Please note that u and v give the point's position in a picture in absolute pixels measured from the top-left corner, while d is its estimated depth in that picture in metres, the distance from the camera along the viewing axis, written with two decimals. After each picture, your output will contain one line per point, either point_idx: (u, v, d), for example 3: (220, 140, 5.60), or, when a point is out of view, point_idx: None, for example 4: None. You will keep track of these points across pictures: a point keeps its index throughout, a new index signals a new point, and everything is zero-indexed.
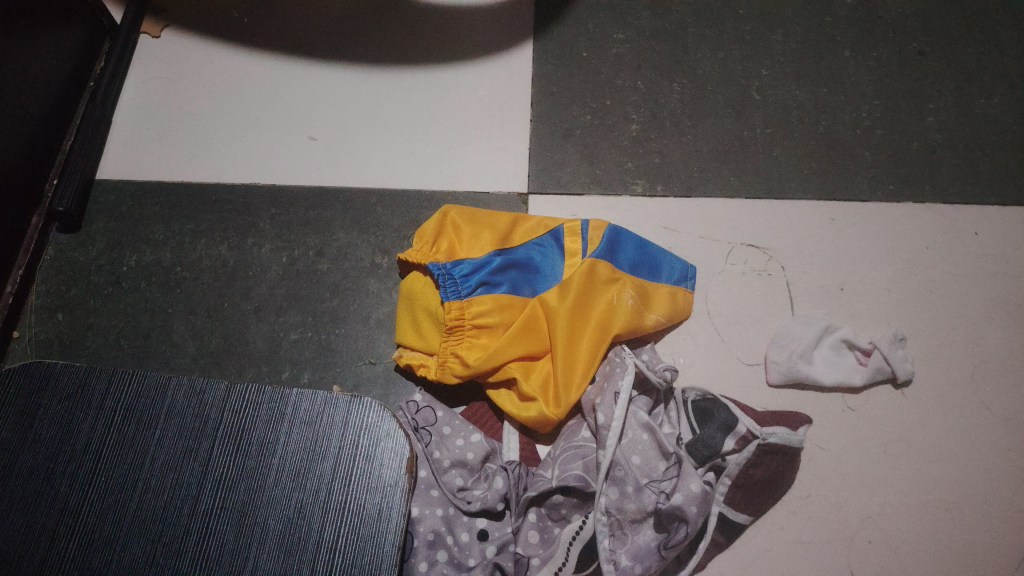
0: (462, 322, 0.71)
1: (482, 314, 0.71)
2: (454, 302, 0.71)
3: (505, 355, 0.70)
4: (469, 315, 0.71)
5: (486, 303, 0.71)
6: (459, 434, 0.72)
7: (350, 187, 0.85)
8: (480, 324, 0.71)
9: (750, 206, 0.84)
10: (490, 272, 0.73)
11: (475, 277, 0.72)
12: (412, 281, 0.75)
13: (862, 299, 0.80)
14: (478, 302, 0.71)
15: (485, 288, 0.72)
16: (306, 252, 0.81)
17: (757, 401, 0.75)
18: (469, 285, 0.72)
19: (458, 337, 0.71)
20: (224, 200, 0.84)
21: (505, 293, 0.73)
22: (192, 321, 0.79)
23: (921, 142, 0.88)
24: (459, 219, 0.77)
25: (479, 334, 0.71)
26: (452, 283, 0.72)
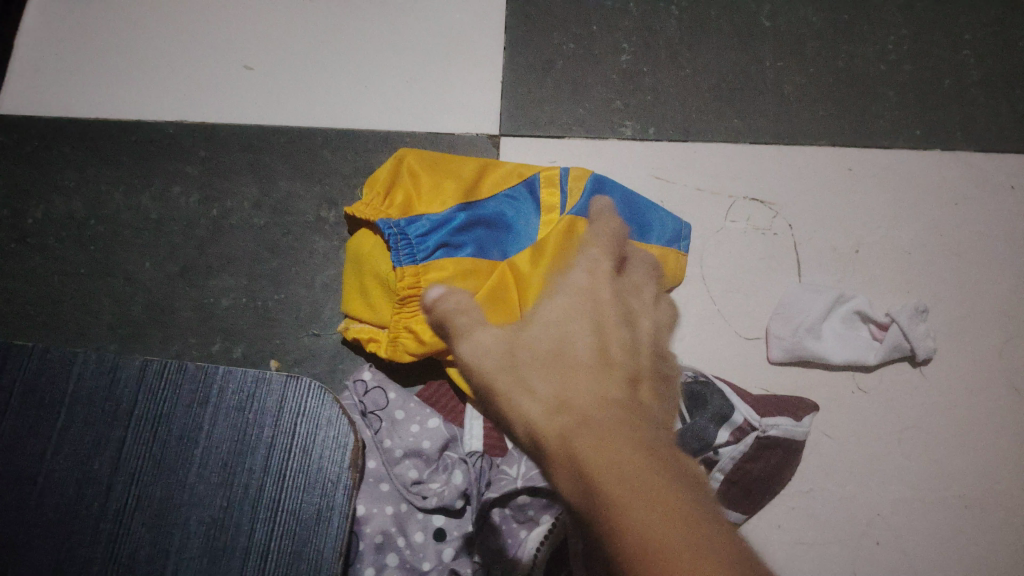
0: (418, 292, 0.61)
1: (441, 282, 0.61)
2: (408, 268, 0.61)
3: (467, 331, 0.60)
4: (426, 283, 0.61)
5: (445, 269, 0.61)
6: (414, 419, 0.63)
7: (292, 127, 0.73)
8: (439, 294, 0.61)
9: (755, 153, 0.73)
10: (450, 231, 0.63)
11: (434, 238, 0.62)
12: (361, 239, 0.65)
13: (880, 262, 0.70)
14: (436, 268, 0.61)
15: (445, 251, 0.62)
16: (241, 204, 0.70)
17: (755, 380, 0.66)
18: (425, 248, 0.62)
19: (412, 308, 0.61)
20: (146, 142, 0.73)
21: (469, 258, 0.62)
22: (109, 284, 0.68)
23: (954, 80, 0.76)
24: (416, 166, 0.66)
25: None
26: (406, 245, 0.61)
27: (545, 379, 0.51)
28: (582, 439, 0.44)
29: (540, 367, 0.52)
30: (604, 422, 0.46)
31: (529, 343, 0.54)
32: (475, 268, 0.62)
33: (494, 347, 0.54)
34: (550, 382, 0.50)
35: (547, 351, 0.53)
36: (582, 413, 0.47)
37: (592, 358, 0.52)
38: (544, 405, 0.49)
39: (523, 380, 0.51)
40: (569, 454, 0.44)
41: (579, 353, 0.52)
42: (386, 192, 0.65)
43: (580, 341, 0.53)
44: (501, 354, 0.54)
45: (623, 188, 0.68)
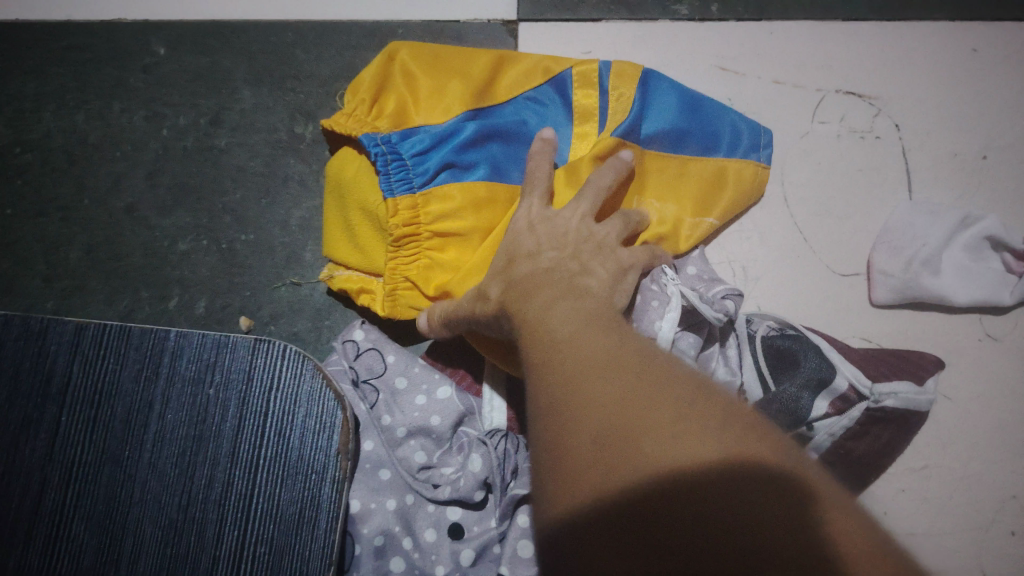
0: (417, 228, 0.47)
1: (445, 214, 0.47)
2: (403, 198, 0.46)
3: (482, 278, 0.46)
4: (427, 217, 0.47)
5: (449, 197, 0.47)
6: (420, 388, 0.51)
7: (256, 20, 0.58)
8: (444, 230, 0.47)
9: (849, 32, 0.57)
10: (457, 148, 0.48)
11: (435, 157, 0.48)
12: (342, 160, 0.50)
13: (1016, 171, 0.54)
14: (439, 196, 0.47)
15: (449, 174, 0.48)
16: (197, 121, 0.57)
17: (851, 329, 0.52)
18: (425, 171, 0.47)
19: (410, 250, 0.47)
20: (77, 45, 0.58)
21: (481, 184, 0.48)
22: (42, 225, 0.56)
23: None
24: (412, 60, 0.50)
25: (443, 245, 0.48)
26: (400, 168, 0.47)
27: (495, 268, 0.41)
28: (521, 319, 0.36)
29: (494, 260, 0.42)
30: (541, 298, 0.36)
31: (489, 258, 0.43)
32: (491, 195, 0.48)
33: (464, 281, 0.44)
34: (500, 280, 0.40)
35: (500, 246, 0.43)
36: (525, 292, 0.37)
37: (544, 253, 0.40)
38: (494, 293, 0.40)
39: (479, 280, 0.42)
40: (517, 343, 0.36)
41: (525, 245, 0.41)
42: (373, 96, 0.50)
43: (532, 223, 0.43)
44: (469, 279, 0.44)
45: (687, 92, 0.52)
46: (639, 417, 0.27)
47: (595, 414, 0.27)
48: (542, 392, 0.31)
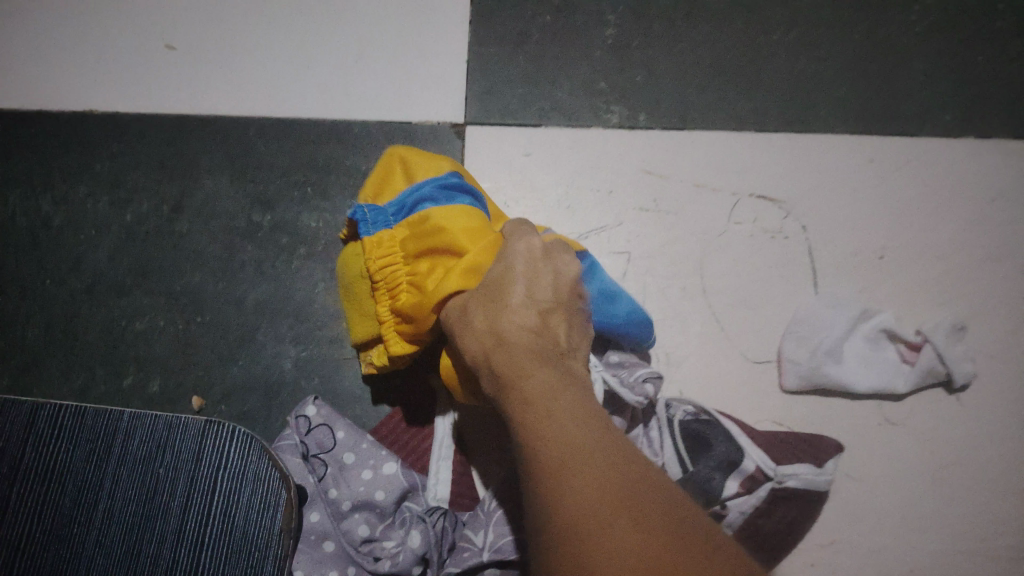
0: (396, 254, 0.47)
1: (421, 234, 0.46)
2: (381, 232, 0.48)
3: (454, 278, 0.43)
4: (406, 241, 0.47)
5: (425, 216, 0.46)
6: (367, 463, 0.53)
7: (221, 115, 0.62)
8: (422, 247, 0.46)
9: (764, 142, 0.63)
10: (437, 184, 0.49)
11: (414, 194, 0.49)
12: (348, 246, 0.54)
13: (911, 269, 0.60)
14: (415, 221, 0.47)
15: (427, 204, 0.48)
16: (158, 207, 0.60)
17: (765, 413, 0.57)
18: (403, 209, 0.49)
19: (391, 275, 0.47)
20: (46, 133, 0.62)
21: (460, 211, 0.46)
22: (1, 303, 0.58)
23: (991, 54, 0.67)
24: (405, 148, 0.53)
25: (423, 263, 0.46)
26: (378, 213, 0.49)
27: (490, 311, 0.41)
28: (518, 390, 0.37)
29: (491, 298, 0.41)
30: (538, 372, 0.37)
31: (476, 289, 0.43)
32: (470, 214, 0.46)
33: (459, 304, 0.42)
34: (487, 314, 0.41)
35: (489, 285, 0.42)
36: (520, 359, 0.38)
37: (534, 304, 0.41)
38: (482, 347, 0.40)
39: (467, 321, 0.41)
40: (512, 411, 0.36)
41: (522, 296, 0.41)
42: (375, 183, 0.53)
43: (530, 269, 0.43)
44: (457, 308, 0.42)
45: (590, 290, 0.50)
46: (649, 556, 0.28)
47: (609, 544, 0.28)
48: (554, 497, 0.31)
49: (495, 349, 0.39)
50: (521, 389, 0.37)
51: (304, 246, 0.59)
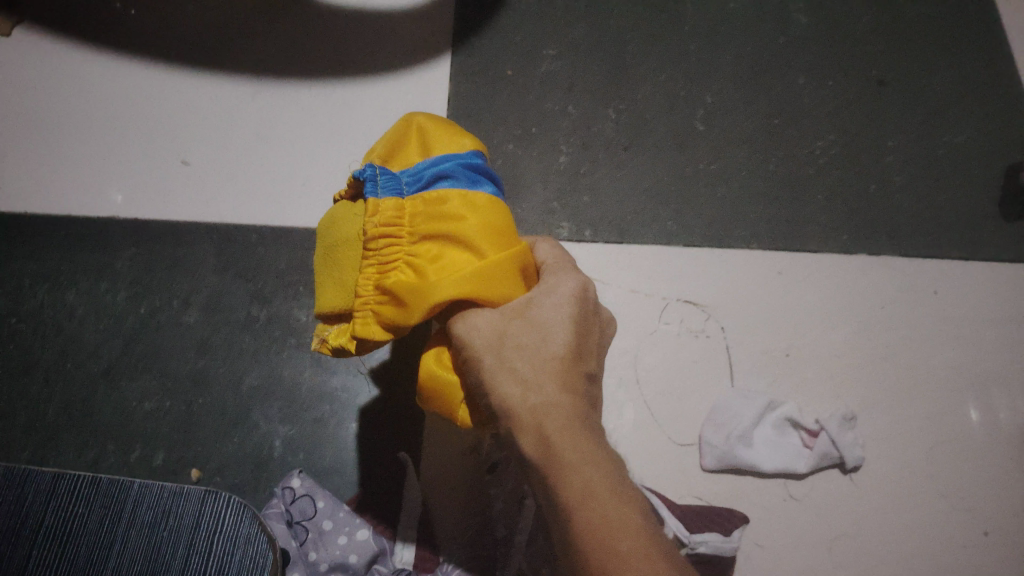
0: (400, 230, 0.43)
1: (435, 216, 0.44)
2: (388, 197, 0.43)
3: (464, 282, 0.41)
4: (416, 217, 0.44)
5: (445, 197, 0.44)
6: (342, 529, 0.60)
7: (226, 223, 0.72)
8: (432, 231, 0.43)
9: (690, 254, 0.75)
10: (459, 164, 0.45)
11: (435, 168, 0.45)
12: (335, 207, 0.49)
13: (812, 366, 0.71)
14: (431, 199, 0.44)
15: (447, 182, 0.45)
16: (169, 301, 0.70)
17: (687, 488, 0.66)
18: (419, 179, 0.45)
19: (389, 249, 0.43)
20: (74, 236, 0.72)
21: (478, 197, 0.44)
22: (27, 384, 0.67)
23: (880, 184, 0.80)
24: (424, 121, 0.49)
25: (428, 249, 0.43)
26: (389, 177, 0.44)
27: (526, 357, 0.44)
28: (571, 449, 0.41)
29: (528, 344, 0.44)
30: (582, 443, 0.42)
31: (510, 320, 0.44)
32: (490, 205, 0.44)
33: (494, 331, 0.43)
34: (528, 363, 0.44)
35: (527, 327, 0.45)
36: (565, 422, 0.43)
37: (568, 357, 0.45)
38: (521, 395, 0.43)
39: (503, 360, 0.43)
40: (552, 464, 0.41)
41: (563, 347, 0.45)
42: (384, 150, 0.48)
43: (570, 316, 0.46)
44: (492, 339, 0.43)
45: None
46: None
47: None
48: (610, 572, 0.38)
49: (538, 404, 0.43)
50: (571, 451, 0.41)
51: (295, 337, 0.68)
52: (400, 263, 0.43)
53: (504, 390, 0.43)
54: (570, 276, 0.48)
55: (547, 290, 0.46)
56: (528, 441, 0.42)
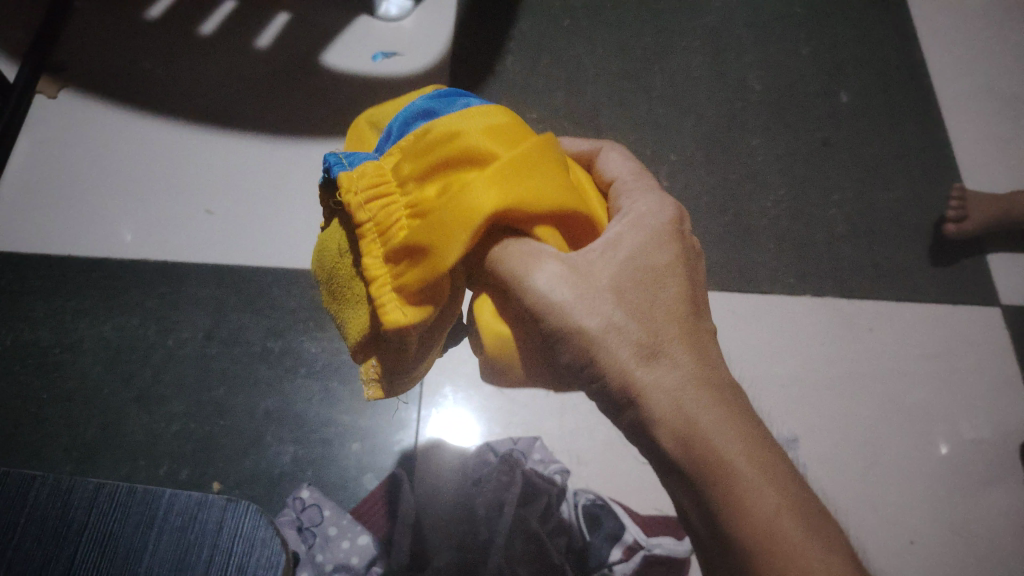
0: (388, 185, 0.41)
1: (419, 146, 0.40)
2: (364, 168, 0.42)
3: (476, 187, 0.36)
4: (404, 165, 0.41)
5: (423, 128, 0.41)
6: (345, 535, 0.69)
7: (246, 265, 0.82)
8: (423, 162, 0.40)
9: None
10: (426, 102, 0.44)
11: (403, 120, 0.44)
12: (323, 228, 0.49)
13: (761, 395, 0.80)
14: (408, 142, 0.41)
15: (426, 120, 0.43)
16: (195, 334, 0.79)
17: (650, 502, 0.74)
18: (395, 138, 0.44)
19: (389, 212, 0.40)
20: (112, 277, 0.81)
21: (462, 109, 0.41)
22: (68, 407, 0.75)
23: (825, 234, 0.91)
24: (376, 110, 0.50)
25: (428, 183, 0.40)
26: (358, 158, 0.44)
27: (623, 302, 0.40)
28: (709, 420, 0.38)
29: (624, 286, 0.41)
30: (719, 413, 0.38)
31: (586, 259, 0.41)
32: (482, 114, 0.41)
33: (572, 280, 0.39)
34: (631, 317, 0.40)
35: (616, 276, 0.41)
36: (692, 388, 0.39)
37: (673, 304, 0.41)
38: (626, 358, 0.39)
39: (593, 309, 0.39)
40: (687, 437, 0.38)
41: (664, 294, 0.41)
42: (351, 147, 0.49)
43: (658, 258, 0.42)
44: (570, 289, 0.39)
45: None
46: None
47: None
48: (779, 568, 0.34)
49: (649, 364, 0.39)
50: (711, 425, 0.38)
51: (306, 366, 0.78)
52: (404, 219, 0.40)
53: (603, 346, 0.39)
54: (661, 212, 0.44)
55: (639, 227, 0.43)
56: (655, 417, 0.39)
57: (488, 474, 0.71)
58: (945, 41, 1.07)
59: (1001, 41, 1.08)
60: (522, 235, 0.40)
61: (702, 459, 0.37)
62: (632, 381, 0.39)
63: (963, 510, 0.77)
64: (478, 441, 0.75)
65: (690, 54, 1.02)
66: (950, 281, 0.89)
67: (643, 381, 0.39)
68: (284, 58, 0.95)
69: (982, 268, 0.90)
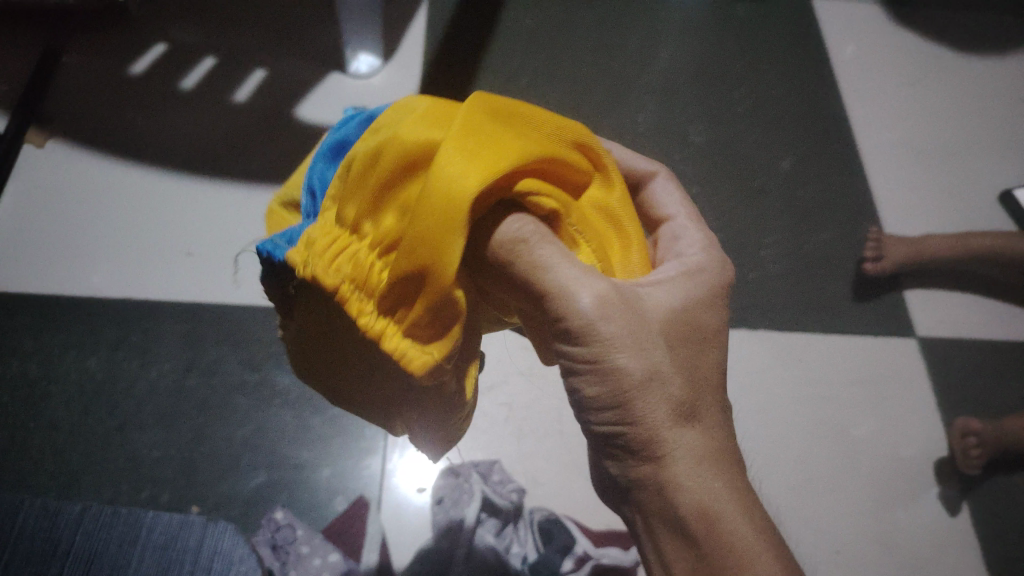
0: (343, 234, 0.40)
1: (359, 179, 0.39)
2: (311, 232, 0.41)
3: (441, 179, 0.35)
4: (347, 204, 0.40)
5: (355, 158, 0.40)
6: (317, 553, 0.73)
7: (225, 303, 0.88)
8: (368, 195, 0.39)
9: None
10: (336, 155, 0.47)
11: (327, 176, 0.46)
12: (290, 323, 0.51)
13: None
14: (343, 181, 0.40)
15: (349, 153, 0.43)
16: (176, 367, 0.84)
17: (602, 519, 0.80)
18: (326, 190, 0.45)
19: (363, 255, 0.39)
20: (97, 314, 0.87)
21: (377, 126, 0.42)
22: (54, 436, 0.80)
23: (760, 272, 0.99)
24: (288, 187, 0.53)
25: (386, 214, 0.39)
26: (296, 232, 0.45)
27: (669, 352, 0.41)
28: (729, 497, 0.40)
29: (670, 337, 0.42)
30: (737, 492, 0.40)
31: (636, 298, 0.41)
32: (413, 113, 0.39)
33: (622, 316, 0.39)
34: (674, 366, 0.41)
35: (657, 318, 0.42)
36: (713, 460, 0.41)
37: (707, 364, 0.44)
38: (665, 403, 0.40)
39: (640, 352, 0.40)
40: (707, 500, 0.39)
41: (704, 360, 0.44)
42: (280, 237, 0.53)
43: (699, 316, 0.44)
44: (620, 325, 0.39)
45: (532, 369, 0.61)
46: None
47: None
48: None
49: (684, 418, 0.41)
50: (731, 500, 0.40)
51: (281, 397, 0.83)
52: (375, 254, 0.39)
53: (646, 389, 0.40)
54: (714, 279, 0.48)
55: (690, 284, 0.46)
56: (678, 472, 0.40)
57: (449, 495, 0.77)
58: (866, 99, 1.19)
59: (917, 100, 1.20)
60: (523, 222, 0.39)
61: (717, 527, 0.39)
62: (659, 435, 0.40)
63: (884, 525, 0.85)
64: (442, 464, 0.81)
65: (638, 109, 1.12)
66: (873, 314, 0.98)
67: (671, 436, 0.40)
68: (262, 111, 1.03)
69: (900, 303, 1.00)
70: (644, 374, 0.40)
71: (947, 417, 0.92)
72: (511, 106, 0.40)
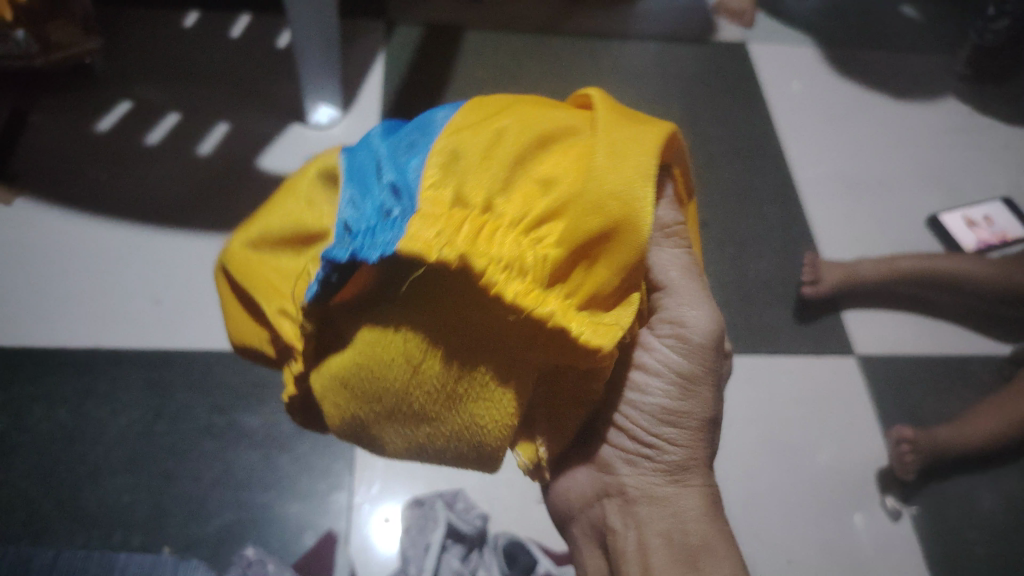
0: (481, 212, 0.44)
1: (483, 162, 0.45)
2: (432, 217, 0.43)
3: (623, 166, 0.46)
4: (476, 183, 0.45)
5: (455, 151, 0.45)
6: None
7: (191, 349, 0.91)
8: (502, 175, 0.45)
9: None
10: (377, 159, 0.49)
11: (382, 174, 0.47)
12: (333, 361, 0.53)
13: None
14: (443, 175, 0.45)
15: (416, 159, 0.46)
16: (144, 413, 0.86)
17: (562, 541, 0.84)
18: (392, 189, 0.46)
19: (503, 235, 0.44)
20: (66, 365, 0.89)
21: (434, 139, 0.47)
22: (25, 486, 0.81)
23: None
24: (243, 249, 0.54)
25: (517, 194, 0.46)
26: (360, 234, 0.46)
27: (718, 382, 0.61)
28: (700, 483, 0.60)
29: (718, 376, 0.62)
30: (704, 485, 0.60)
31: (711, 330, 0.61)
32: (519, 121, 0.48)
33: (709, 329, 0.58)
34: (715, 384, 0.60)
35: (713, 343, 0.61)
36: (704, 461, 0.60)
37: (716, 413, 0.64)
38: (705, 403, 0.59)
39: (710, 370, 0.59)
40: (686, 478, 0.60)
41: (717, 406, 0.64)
42: (266, 289, 0.53)
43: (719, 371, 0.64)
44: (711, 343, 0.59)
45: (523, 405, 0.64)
46: None
47: None
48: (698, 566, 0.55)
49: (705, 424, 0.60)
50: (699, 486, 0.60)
51: (247, 438, 0.86)
52: (524, 237, 0.45)
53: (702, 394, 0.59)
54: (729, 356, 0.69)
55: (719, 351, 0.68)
56: (683, 458, 0.60)
57: (414, 523, 0.80)
58: (798, 136, 1.27)
59: (844, 135, 1.28)
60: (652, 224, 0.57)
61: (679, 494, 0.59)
62: (693, 424, 0.59)
63: (832, 533, 0.89)
64: (407, 496, 0.84)
65: None
66: (812, 335, 1.04)
67: (698, 434, 0.60)
68: (225, 164, 1.07)
69: (838, 324, 1.06)
70: (710, 376, 0.59)
71: (886, 429, 0.97)
72: (613, 113, 0.51)
